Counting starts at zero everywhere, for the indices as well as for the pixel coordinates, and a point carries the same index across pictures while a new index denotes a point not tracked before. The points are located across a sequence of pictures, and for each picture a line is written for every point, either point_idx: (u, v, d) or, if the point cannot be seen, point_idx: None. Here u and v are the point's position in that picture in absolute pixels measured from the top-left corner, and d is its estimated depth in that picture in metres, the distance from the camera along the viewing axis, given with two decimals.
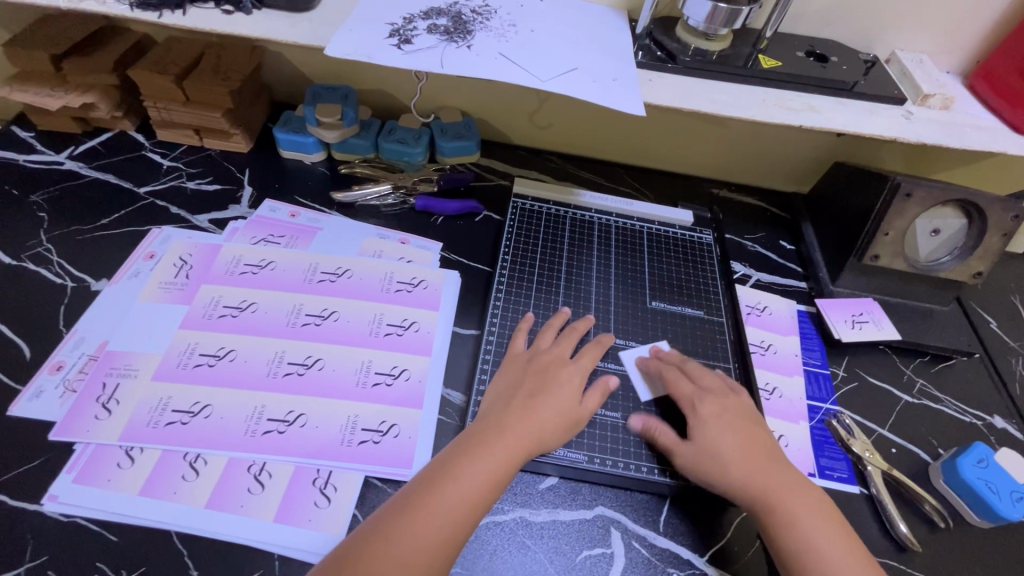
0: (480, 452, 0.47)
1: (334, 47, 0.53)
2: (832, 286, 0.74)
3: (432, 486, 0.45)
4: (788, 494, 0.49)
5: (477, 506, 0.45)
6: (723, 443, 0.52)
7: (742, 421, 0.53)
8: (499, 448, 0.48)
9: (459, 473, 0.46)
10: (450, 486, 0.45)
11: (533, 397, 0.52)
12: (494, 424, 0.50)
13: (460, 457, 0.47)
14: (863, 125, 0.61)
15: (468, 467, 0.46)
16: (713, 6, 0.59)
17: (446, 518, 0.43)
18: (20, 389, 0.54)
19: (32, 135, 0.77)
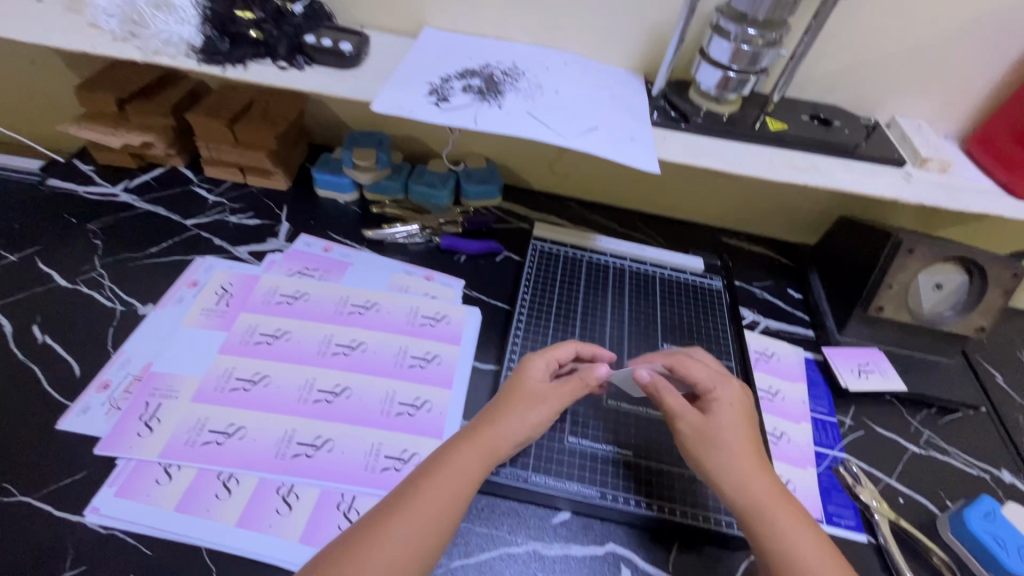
0: (446, 463, 0.49)
1: (380, 104, 0.59)
2: (839, 336, 0.77)
3: (400, 503, 0.46)
4: (773, 510, 0.48)
5: (445, 519, 0.46)
6: (724, 434, 0.52)
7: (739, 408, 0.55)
8: (462, 460, 0.49)
9: (426, 485, 0.47)
10: (418, 499, 0.46)
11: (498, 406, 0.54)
12: (458, 438, 0.52)
13: (428, 469, 0.49)
14: (864, 185, 0.66)
15: (435, 481, 0.48)
16: (723, 74, 0.65)
17: (412, 533, 0.45)
18: (69, 405, 0.58)
19: (92, 169, 0.84)
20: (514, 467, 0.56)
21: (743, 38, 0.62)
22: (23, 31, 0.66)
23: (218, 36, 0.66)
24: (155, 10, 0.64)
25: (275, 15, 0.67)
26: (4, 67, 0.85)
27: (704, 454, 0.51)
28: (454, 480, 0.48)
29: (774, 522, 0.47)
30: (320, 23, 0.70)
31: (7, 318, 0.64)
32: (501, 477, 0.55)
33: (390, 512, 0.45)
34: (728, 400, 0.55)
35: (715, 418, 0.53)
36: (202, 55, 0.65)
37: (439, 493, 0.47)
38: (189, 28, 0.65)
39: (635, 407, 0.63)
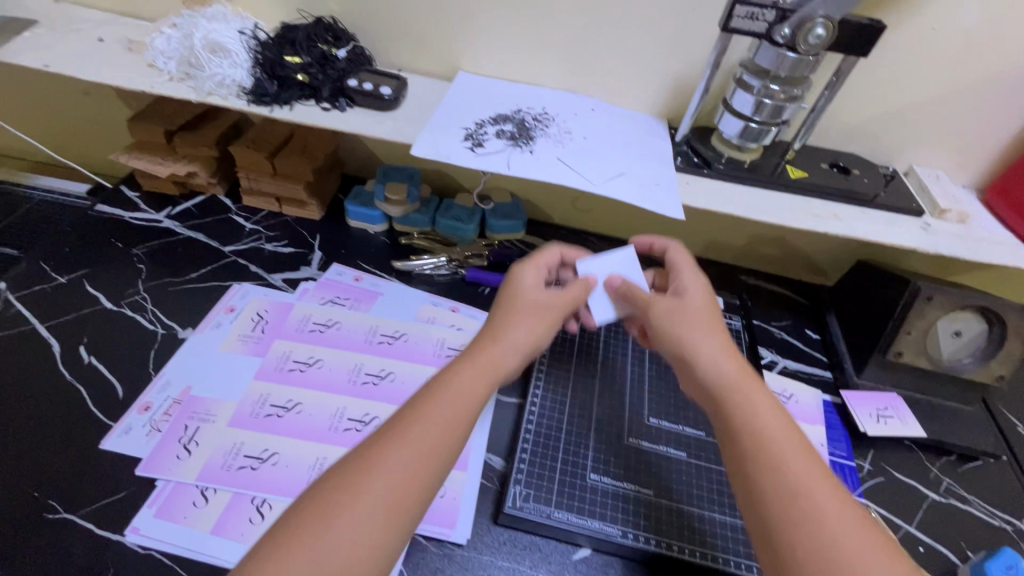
0: (452, 385, 0.48)
1: (420, 148, 0.62)
2: (857, 379, 0.77)
3: (404, 423, 0.45)
4: (742, 386, 0.49)
5: (454, 436, 0.46)
6: (690, 312, 0.55)
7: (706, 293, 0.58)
8: (466, 381, 0.49)
9: (432, 402, 0.47)
10: (426, 416, 0.45)
11: (498, 327, 0.55)
12: (460, 360, 0.51)
13: (432, 390, 0.48)
14: (883, 234, 0.67)
15: (442, 399, 0.47)
16: (745, 125, 0.68)
17: (424, 447, 0.44)
18: (112, 425, 0.60)
19: (138, 195, 0.88)
20: (537, 504, 0.58)
21: (766, 93, 0.65)
22: (81, 68, 0.70)
23: (268, 79, 0.70)
24: (210, 54, 0.69)
25: (320, 59, 0.71)
26: (61, 99, 0.90)
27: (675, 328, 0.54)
28: (460, 398, 0.47)
29: (738, 398, 0.48)
30: (361, 67, 0.74)
31: (56, 338, 0.68)
32: (525, 513, 0.57)
33: (397, 433, 0.44)
34: (696, 286, 0.58)
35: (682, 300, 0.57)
36: (251, 96, 0.69)
37: (448, 412, 0.46)
38: (241, 70, 0.69)
39: (656, 446, 0.65)
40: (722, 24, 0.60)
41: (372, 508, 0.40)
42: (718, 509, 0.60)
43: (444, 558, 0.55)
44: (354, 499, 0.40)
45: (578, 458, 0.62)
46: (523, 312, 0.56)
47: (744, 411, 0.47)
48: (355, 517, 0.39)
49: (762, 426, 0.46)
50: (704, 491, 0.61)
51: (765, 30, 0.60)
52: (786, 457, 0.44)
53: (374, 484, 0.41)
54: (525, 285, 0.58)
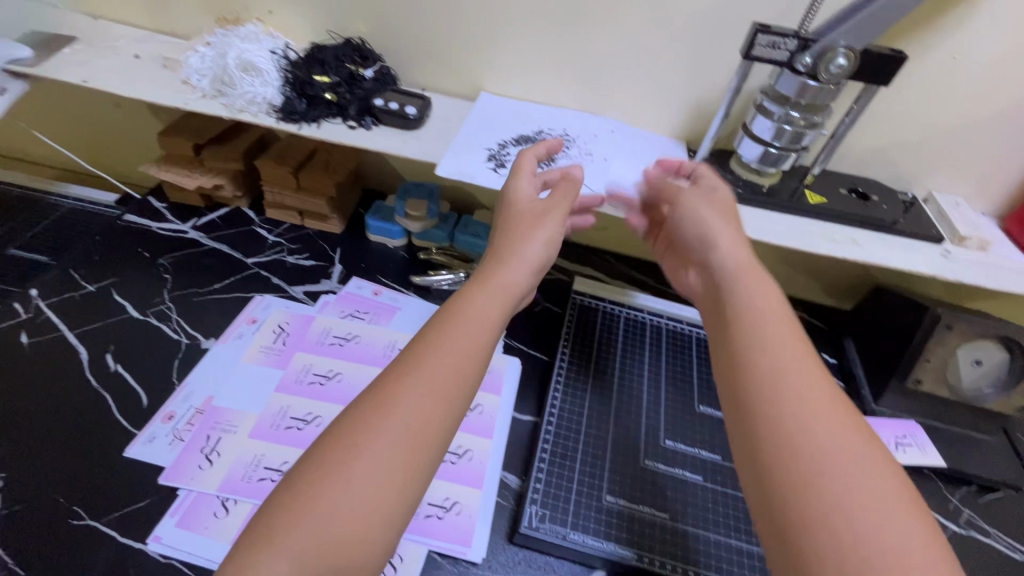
0: (463, 313, 0.47)
1: (444, 168, 0.64)
2: (875, 405, 0.77)
3: (419, 355, 0.44)
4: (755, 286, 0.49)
5: (473, 365, 0.45)
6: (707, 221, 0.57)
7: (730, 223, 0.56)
8: (477, 309, 0.48)
9: (445, 330, 0.46)
10: (440, 346, 0.44)
11: (506, 252, 0.54)
12: (470, 287, 0.50)
13: (443, 321, 0.47)
14: (902, 261, 0.67)
15: (454, 328, 0.46)
16: (764, 150, 0.68)
17: (444, 378, 0.43)
18: (136, 433, 0.61)
19: (164, 206, 0.90)
20: (554, 524, 0.58)
21: (786, 119, 0.65)
22: (117, 84, 0.72)
23: (297, 97, 0.71)
24: (243, 72, 0.71)
25: (348, 79, 0.73)
26: (94, 112, 0.93)
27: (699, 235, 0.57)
28: (473, 326, 0.47)
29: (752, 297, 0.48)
30: (387, 86, 0.76)
31: (84, 346, 0.69)
32: (541, 533, 0.57)
33: (411, 365, 0.43)
34: (699, 202, 0.59)
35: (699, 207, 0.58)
36: (280, 114, 0.71)
37: (465, 343, 0.45)
38: (272, 88, 0.71)
39: (671, 468, 0.64)
40: (743, 51, 0.61)
41: (393, 439, 0.39)
42: (734, 535, 0.60)
43: None
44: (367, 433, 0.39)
45: (594, 478, 0.62)
46: (530, 234, 0.55)
47: (767, 343, 0.43)
48: (375, 448, 0.39)
49: (774, 345, 0.43)
50: (720, 516, 0.61)
51: (786, 58, 0.61)
52: (806, 389, 0.40)
53: (390, 415, 0.40)
54: (529, 207, 0.58)
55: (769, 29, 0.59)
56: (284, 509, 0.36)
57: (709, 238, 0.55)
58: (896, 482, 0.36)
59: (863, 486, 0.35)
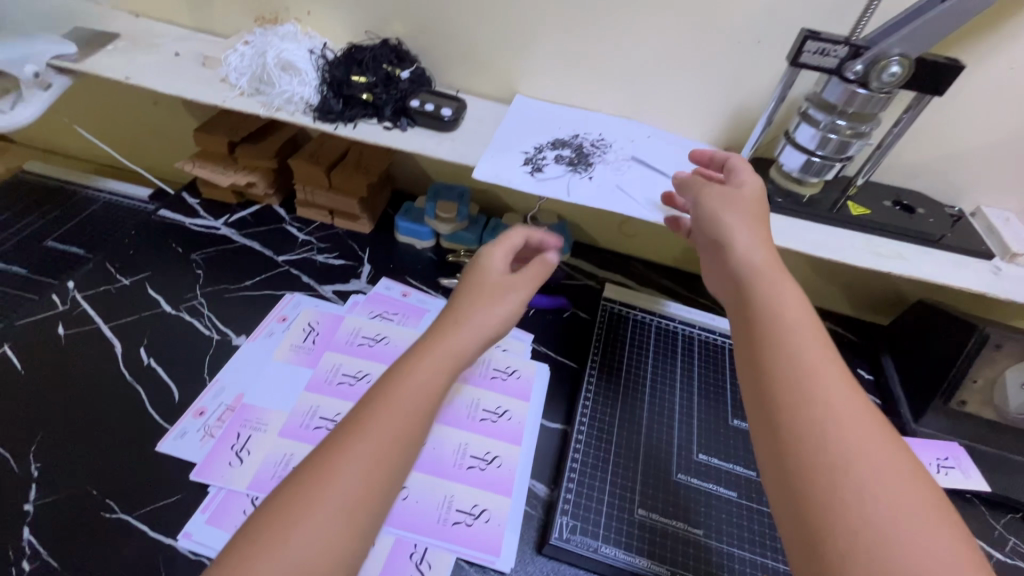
0: (403, 384, 0.45)
1: (481, 171, 0.64)
2: (915, 425, 0.74)
3: (355, 430, 0.42)
4: (777, 286, 0.46)
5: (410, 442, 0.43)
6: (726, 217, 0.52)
7: (749, 220, 0.52)
8: (420, 378, 0.46)
9: (387, 402, 0.44)
10: (377, 420, 0.42)
11: (456, 317, 0.51)
12: (415, 352, 0.48)
13: (384, 392, 0.45)
14: (950, 277, 0.65)
15: (394, 401, 0.44)
16: (807, 159, 0.66)
17: (378, 456, 0.41)
18: (168, 428, 0.62)
19: (198, 201, 0.91)
20: (584, 536, 0.57)
21: (832, 128, 0.63)
22: (158, 80, 0.73)
23: (334, 97, 0.72)
24: (281, 71, 0.71)
25: (385, 79, 0.73)
26: (133, 108, 0.95)
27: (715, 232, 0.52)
28: (415, 397, 0.45)
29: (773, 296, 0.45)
30: (422, 87, 0.75)
31: (118, 339, 0.70)
32: (572, 545, 0.56)
33: (346, 441, 0.41)
34: (722, 197, 0.54)
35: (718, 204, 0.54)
36: (316, 113, 0.71)
37: (403, 416, 0.43)
38: (309, 88, 0.72)
39: (705, 483, 0.63)
40: (791, 58, 0.59)
41: (325, 525, 0.37)
42: (769, 555, 0.58)
43: None
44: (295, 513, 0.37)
45: (625, 492, 0.61)
46: (483, 303, 0.52)
47: (791, 359, 0.41)
48: (306, 531, 0.37)
49: (800, 360, 0.40)
50: (756, 535, 0.59)
51: (836, 65, 0.59)
52: (842, 413, 0.37)
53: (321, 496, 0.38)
54: (493, 270, 0.56)
55: (820, 35, 0.57)
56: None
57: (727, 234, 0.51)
58: (913, 517, 0.33)
59: (892, 514, 0.33)
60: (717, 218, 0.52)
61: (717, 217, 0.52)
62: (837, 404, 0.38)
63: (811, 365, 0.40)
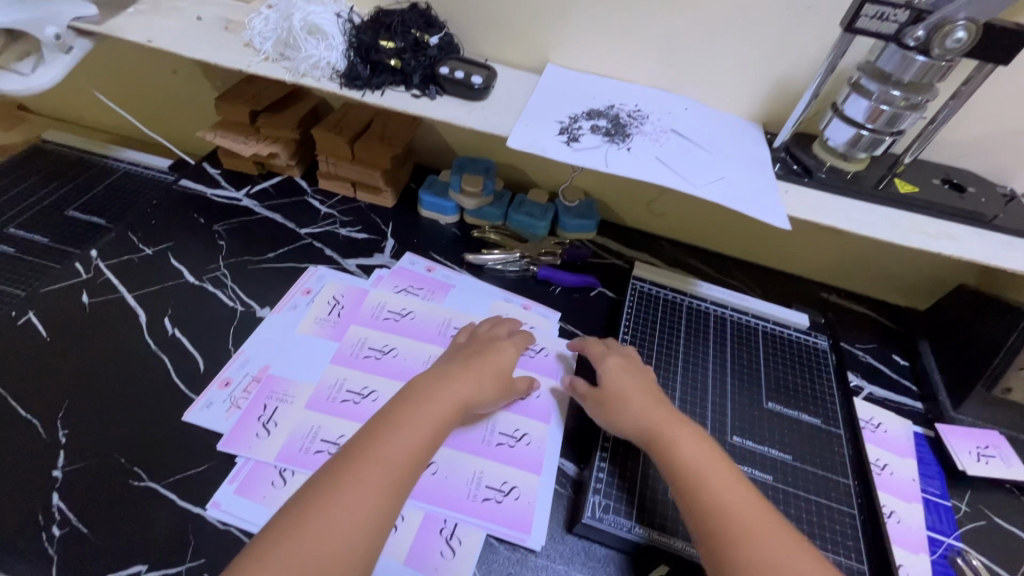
0: (417, 402, 0.51)
1: (515, 140, 0.62)
2: (953, 412, 0.72)
3: (376, 435, 0.47)
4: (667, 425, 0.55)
5: (427, 450, 0.48)
6: (617, 382, 0.61)
7: (645, 391, 0.59)
8: (433, 399, 0.52)
9: (402, 415, 0.49)
10: (396, 427, 0.48)
11: (459, 362, 0.58)
12: (426, 379, 0.54)
13: (400, 406, 0.50)
14: (1003, 259, 0.62)
15: (410, 415, 0.49)
16: (856, 133, 0.63)
17: (399, 461, 0.46)
18: (194, 398, 0.61)
19: (219, 172, 0.90)
20: (618, 516, 0.55)
21: (885, 99, 0.60)
22: (180, 44, 0.70)
23: (361, 63, 0.69)
24: (308, 35, 0.68)
25: (413, 46, 0.70)
26: (153, 76, 0.93)
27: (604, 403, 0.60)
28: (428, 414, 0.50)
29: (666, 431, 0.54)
30: (451, 55, 0.72)
31: (142, 308, 0.69)
32: (606, 525, 0.55)
33: (357, 459, 0.45)
34: (619, 368, 0.63)
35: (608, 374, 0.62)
36: (343, 79, 0.69)
37: (419, 428, 0.49)
38: (337, 52, 0.69)
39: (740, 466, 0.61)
40: (845, 23, 0.56)
41: (357, 514, 0.42)
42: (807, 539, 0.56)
43: (518, 563, 0.54)
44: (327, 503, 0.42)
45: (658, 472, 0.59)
46: (483, 357, 0.60)
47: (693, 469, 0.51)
48: (338, 516, 0.42)
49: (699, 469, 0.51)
50: (794, 518, 0.58)
51: (894, 32, 0.55)
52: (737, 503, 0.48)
53: (352, 487, 0.43)
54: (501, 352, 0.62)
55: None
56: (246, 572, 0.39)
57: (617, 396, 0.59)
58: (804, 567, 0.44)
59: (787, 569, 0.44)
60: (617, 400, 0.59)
61: (618, 396, 0.59)
62: (751, 516, 0.47)
63: (726, 492, 0.49)
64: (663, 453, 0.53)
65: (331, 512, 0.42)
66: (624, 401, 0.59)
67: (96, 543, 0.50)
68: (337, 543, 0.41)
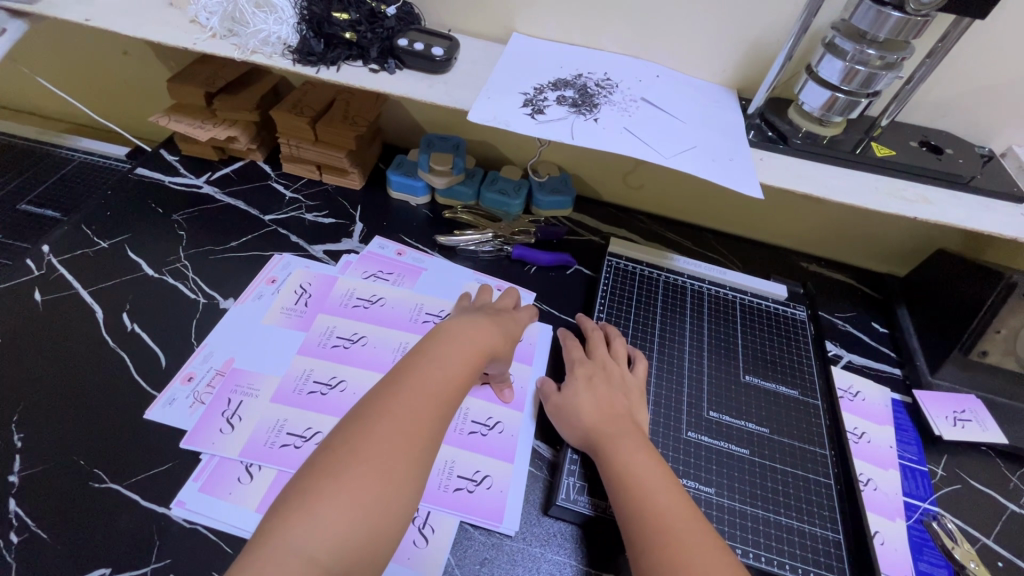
0: (430, 358, 0.48)
1: (477, 114, 0.59)
2: (931, 378, 0.72)
3: (389, 397, 0.44)
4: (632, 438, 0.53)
5: (448, 414, 0.46)
6: (587, 392, 0.58)
7: (613, 396, 0.58)
8: (449, 353, 0.49)
9: (413, 376, 0.46)
10: (413, 388, 0.45)
11: (476, 321, 0.55)
12: (440, 333, 0.51)
13: (411, 365, 0.47)
14: (979, 222, 0.60)
15: (427, 373, 0.47)
16: (831, 95, 0.61)
17: (410, 432, 0.42)
18: (156, 395, 0.59)
19: (177, 159, 0.86)
20: (591, 498, 0.54)
21: (860, 59, 0.57)
22: (121, 22, 0.65)
23: (314, 37, 0.65)
24: (255, 8, 0.64)
25: (369, 17, 0.66)
26: (102, 59, 0.88)
27: (569, 413, 0.57)
28: (448, 369, 0.48)
29: (629, 444, 0.52)
30: (410, 26, 0.69)
31: (99, 305, 0.67)
32: (580, 507, 0.54)
33: (359, 437, 0.41)
34: (596, 373, 0.61)
35: (575, 387, 0.59)
36: (296, 55, 0.65)
37: (440, 385, 0.46)
38: (287, 27, 0.65)
39: (716, 441, 0.61)
40: None
41: (379, 487, 0.39)
42: (785, 512, 0.56)
43: (493, 548, 0.53)
44: (353, 467, 0.39)
45: None
46: (496, 320, 0.57)
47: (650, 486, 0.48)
48: (355, 492, 0.38)
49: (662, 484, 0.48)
50: (770, 491, 0.58)
51: None
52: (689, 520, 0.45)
53: (376, 452, 0.40)
54: (513, 320, 0.60)
55: None
56: (267, 545, 0.36)
57: (587, 403, 0.57)
58: None
59: None
60: (583, 412, 0.56)
61: (577, 404, 0.57)
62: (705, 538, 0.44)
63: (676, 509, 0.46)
64: (617, 457, 0.51)
65: (355, 476, 0.39)
66: (582, 411, 0.57)
67: (56, 549, 0.48)
68: (348, 519, 0.38)
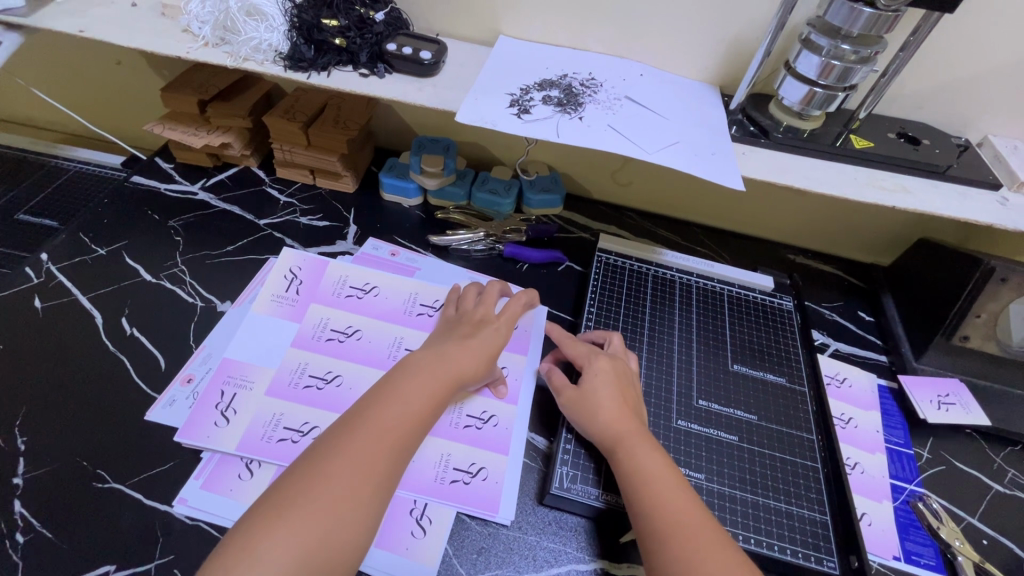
0: (401, 386, 0.50)
1: (464, 115, 0.60)
2: (915, 363, 0.74)
3: (352, 429, 0.46)
4: (636, 441, 0.53)
5: (408, 447, 0.47)
6: (597, 386, 0.58)
7: (620, 391, 0.58)
8: (412, 386, 0.50)
9: (376, 408, 0.47)
10: (371, 421, 0.46)
11: (443, 347, 0.56)
12: (408, 365, 0.53)
13: (380, 397, 0.49)
14: (955, 209, 0.62)
15: (386, 405, 0.48)
16: (809, 90, 0.63)
17: (364, 464, 0.44)
18: (156, 397, 0.60)
19: (172, 166, 0.87)
20: (585, 484, 0.56)
21: (835, 54, 0.59)
22: (114, 33, 0.67)
23: (304, 43, 0.66)
24: (247, 16, 0.66)
25: (358, 23, 0.67)
26: (97, 70, 0.90)
27: (580, 411, 0.57)
28: (410, 401, 0.49)
29: (631, 447, 0.53)
30: (398, 30, 0.70)
31: (99, 310, 0.68)
32: (574, 495, 0.55)
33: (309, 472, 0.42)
34: (613, 367, 0.61)
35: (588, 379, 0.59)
36: (287, 62, 0.66)
37: (400, 417, 0.47)
38: (278, 34, 0.67)
39: (705, 428, 0.62)
40: None
41: (331, 519, 0.41)
42: (774, 495, 0.58)
43: (490, 538, 0.54)
44: (317, 494, 0.41)
45: None
46: (468, 341, 0.57)
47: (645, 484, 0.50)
48: (305, 526, 0.40)
49: (653, 482, 0.50)
50: (761, 476, 0.59)
51: None
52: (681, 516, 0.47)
53: (331, 483, 0.42)
54: (500, 332, 0.60)
55: None
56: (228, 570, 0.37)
57: (593, 400, 0.57)
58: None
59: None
60: (594, 408, 0.57)
61: (596, 398, 0.57)
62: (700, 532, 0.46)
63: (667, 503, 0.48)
64: (623, 458, 0.52)
65: (307, 509, 0.40)
66: (598, 407, 0.56)
67: (61, 548, 0.50)
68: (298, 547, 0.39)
